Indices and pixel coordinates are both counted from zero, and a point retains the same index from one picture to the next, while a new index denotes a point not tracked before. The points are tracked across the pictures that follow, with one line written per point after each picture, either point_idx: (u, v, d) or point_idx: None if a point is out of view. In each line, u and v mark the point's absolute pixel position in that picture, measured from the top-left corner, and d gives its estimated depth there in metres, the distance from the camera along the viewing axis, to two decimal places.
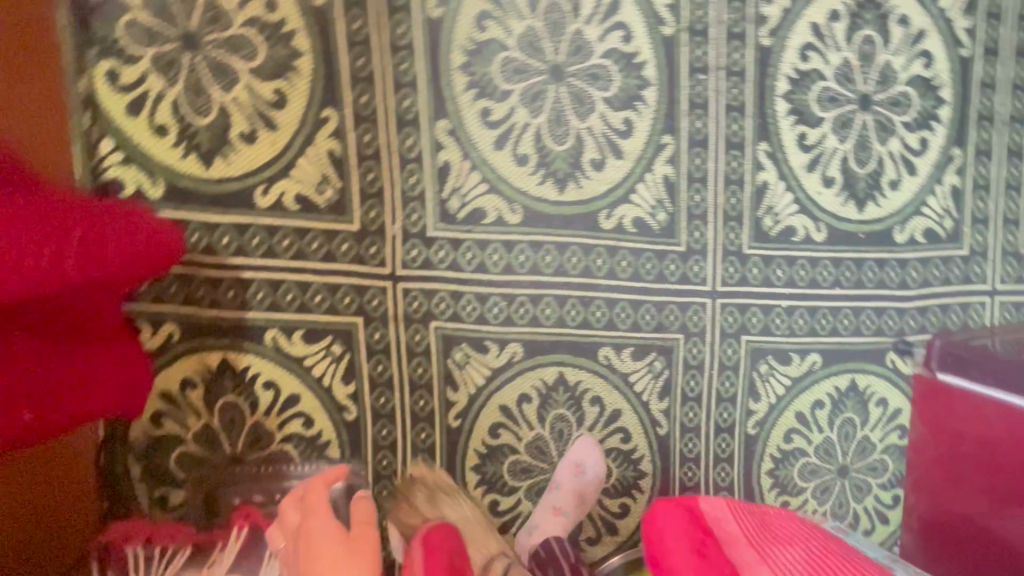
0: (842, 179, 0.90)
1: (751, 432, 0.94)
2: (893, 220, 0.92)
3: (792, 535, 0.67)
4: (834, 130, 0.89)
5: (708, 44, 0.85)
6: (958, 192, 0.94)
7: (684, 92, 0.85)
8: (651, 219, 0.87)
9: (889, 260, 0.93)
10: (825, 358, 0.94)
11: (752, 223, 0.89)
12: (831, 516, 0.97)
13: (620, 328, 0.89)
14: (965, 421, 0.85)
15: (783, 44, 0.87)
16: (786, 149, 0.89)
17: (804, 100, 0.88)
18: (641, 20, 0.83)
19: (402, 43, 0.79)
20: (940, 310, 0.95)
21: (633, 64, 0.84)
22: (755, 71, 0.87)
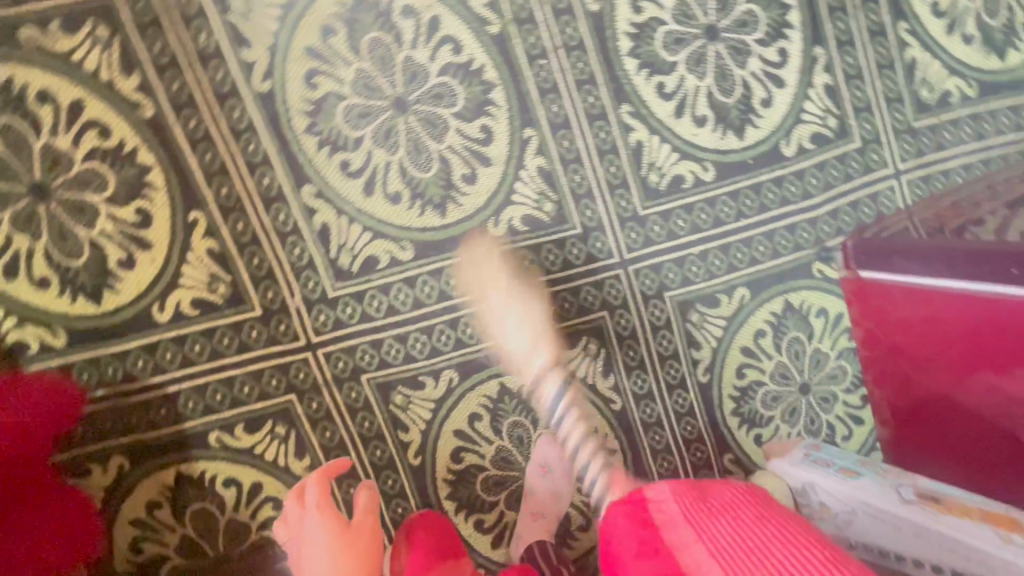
0: (713, 114, 0.90)
1: (703, 379, 0.95)
2: (777, 136, 0.92)
3: (726, 503, 0.58)
4: (689, 70, 0.88)
5: (538, 27, 0.84)
6: (833, 89, 0.93)
7: (530, 82, 0.85)
8: (539, 212, 0.88)
9: (785, 175, 0.93)
10: (753, 288, 0.94)
11: (638, 184, 0.90)
12: (805, 434, 0.98)
13: (543, 323, 0.90)
14: (901, 309, 0.82)
15: (612, 3, 0.86)
16: (648, 103, 0.88)
17: (651, 50, 0.87)
18: (465, 26, 0.83)
19: (241, 126, 0.80)
20: (850, 208, 0.95)
21: (471, 72, 0.84)
22: (593, 39, 0.86)
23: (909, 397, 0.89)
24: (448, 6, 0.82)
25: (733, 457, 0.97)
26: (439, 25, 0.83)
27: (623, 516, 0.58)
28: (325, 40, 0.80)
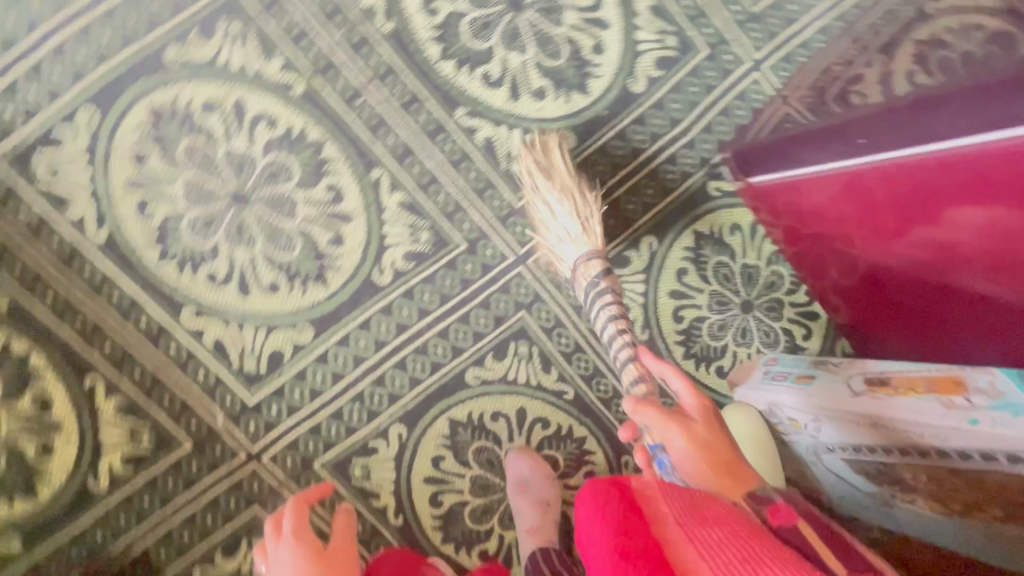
0: (549, 82, 0.86)
1: (644, 337, 0.93)
2: (622, 77, 0.88)
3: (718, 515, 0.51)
4: (508, 49, 0.85)
5: (342, 70, 0.82)
6: (659, 9, 0.89)
7: (356, 124, 0.83)
8: (418, 244, 0.86)
9: (645, 111, 0.90)
10: (657, 232, 0.92)
11: (504, 179, 0.87)
12: (765, 349, 0.96)
13: (466, 347, 0.89)
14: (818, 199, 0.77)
15: (405, 16, 0.83)
16: (481, 98, 0.85)
17: (462, 46, 0.84)
18: (271, 99, 0.81)
19: (97, 280, 0.79)
20: (723, 117, 0.92)
21: (295, 139, 0.82)
22: (400, 58, 0.83)
23: (854, 287, 0.84)
24: (245, 86, 0.80)
25: (703, 398, 0.96)
26: (246, 108, 0.81)
27: (598, 501, 0.49)
28: (142, 167, 0.79)
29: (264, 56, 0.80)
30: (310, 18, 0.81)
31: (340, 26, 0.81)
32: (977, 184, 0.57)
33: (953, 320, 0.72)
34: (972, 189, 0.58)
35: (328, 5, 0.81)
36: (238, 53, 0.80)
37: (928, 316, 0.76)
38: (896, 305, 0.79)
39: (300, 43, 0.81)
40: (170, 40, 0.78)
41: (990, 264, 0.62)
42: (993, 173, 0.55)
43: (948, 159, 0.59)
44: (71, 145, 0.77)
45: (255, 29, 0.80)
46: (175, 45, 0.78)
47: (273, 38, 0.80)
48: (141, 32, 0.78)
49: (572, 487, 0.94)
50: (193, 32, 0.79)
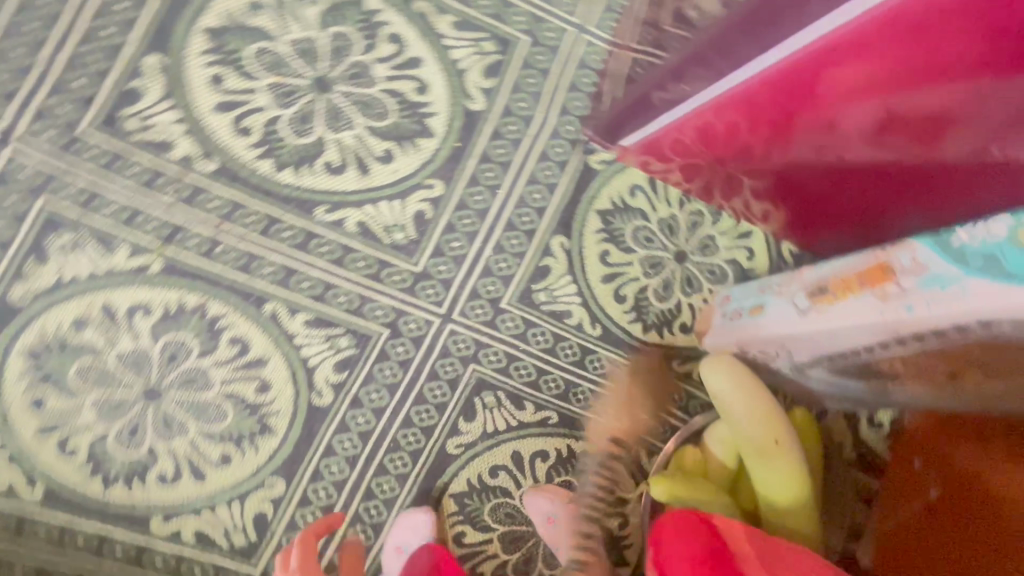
0: (390, 142, 0.83)
1: (598, 331, 0.90)
2: (457, 103, 0.85)
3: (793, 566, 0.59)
4: (335, 130, 0.82)
5: (188, 228, 0.79)
6: (462, 20, 0.85)
7: (227, 270, 0.80)
8: (342, 351, 0.83)
9: (495, 123, 0.86)
10: (562, 228, 0.89)
11: (393, 251, 0.85)
12: (716, 286, 0.93)
13: (434, 423, 0.86)
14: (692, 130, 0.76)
15: (222, 148, 0.80)
16: (333, 188, 0.82)
17: (291, 149, 0.81)
18: (133, 287, 0.78)
19: (57, 533, 0.77)
20: (572, 92, 0.88)
21: (176, 313, 0.79)
22: (237, 189, 0.80)
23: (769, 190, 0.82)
24: (103, 287, 0.77)
25: (681, 360, 0.93)
26: (114, 307, 0.78)
27: (683, 523, 0.60)
28: (45, 409, 0.77)
29: (107, 250, 0.77)
30: (133, 194, 0.78)
31: (165, 188, 0.78)
32: (818, 69, 0.55)
33: (871, 188, 0.70)
34: (816, 75, 0.56)
35: (144, 174, 0.78)
36: (81, 260, 0.77)
37: (848, 192, 0.73)
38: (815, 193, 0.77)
39: (135, 222, 0.78)
40: (11, 280, 0.76)
41: (873, 130, 0.59)
42: (827, 52, 0.52)
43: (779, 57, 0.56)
44: None
45: (85, 230, 0.77)
46: (18, 282, 0.76)
47: (106, 230, 0.77)
48: None
49: None
50: (28, 262, 0.76)
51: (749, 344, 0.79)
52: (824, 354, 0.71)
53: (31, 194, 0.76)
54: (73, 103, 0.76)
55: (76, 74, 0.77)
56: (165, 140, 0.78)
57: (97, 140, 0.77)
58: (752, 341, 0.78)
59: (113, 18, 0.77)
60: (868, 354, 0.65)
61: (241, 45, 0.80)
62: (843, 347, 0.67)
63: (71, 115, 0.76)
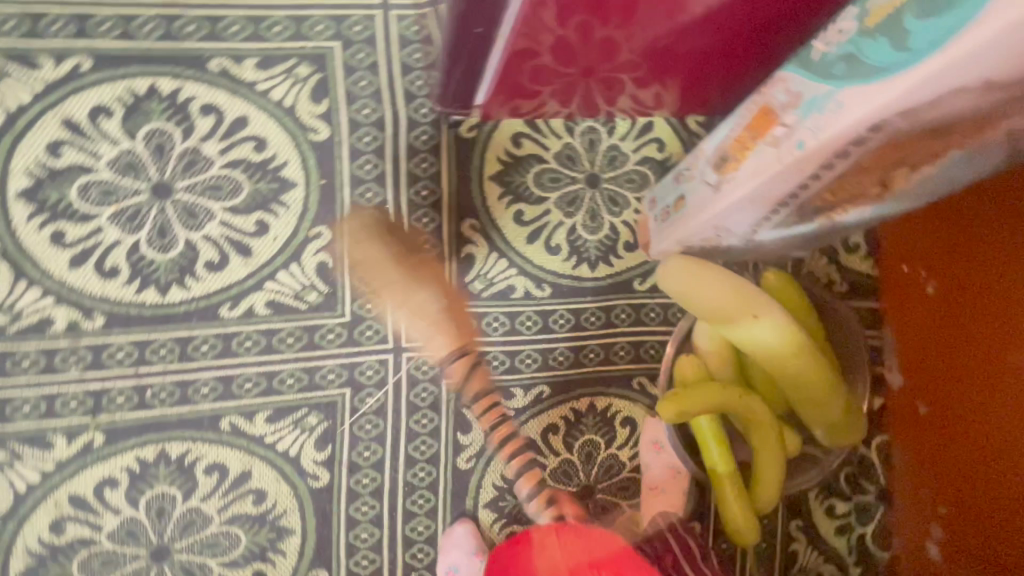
0: (257, 212, 0.79)
1: (548, 291, 0.87)
2: (302, 142, 0.80)
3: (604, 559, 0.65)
4: (198, 228, 0.77)
5: (108, 389, 0.76)
6: (265, 57, 0.79)
7: (167, 409, 0.77)
8: (315, 429, 0.81)
9: (349, 142, 0.81)
10: (466, 211, 0.85)
11: (315, 314, 0.81)
12: (641, 193, 0.89)
13: (436, 450, 0.84)
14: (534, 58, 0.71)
15: (99, 299, 0.75)
16: (225, 283, 0.78)
17: (165, 266, 0.77)
18: (88, 469, 0.76)
19: None
20: (409, 73, 0.82)
21: (140, 471, 0.77)
22: (135, 330, 0.76)
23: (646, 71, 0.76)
24: (59, 482, 0.75)
25: (641, 278, 0.89)
26: (80, 494, 0.76)
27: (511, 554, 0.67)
28: None
29: (45, 447, 0.75)
30: (39, 384, 0.74)
31: (66, 363, 0.75)
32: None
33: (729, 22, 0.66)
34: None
35: (38, 360, 0.74)
36: (26, 468, 0.74)
37: (711, 37, 0.69)
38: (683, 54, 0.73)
39: (56, 407, 0.75)
40: None
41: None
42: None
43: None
44: None
45: (15, 438, 0.74)
46: None
47: (33, 429, 0.74)
48: None
49: (625, 444, 0.90)
50: None
51: (687, 239, 0.75)
52: (757, 218, 0.67)
53: None
54: None
55: None
56: (40, 318, 0.74)
57: None
58: (690, 235, 0.74)
59: None
60: (796, 202, 0.61)
61: (62, 191, 0.75)
62: (769, 206, 0.63)
63: None
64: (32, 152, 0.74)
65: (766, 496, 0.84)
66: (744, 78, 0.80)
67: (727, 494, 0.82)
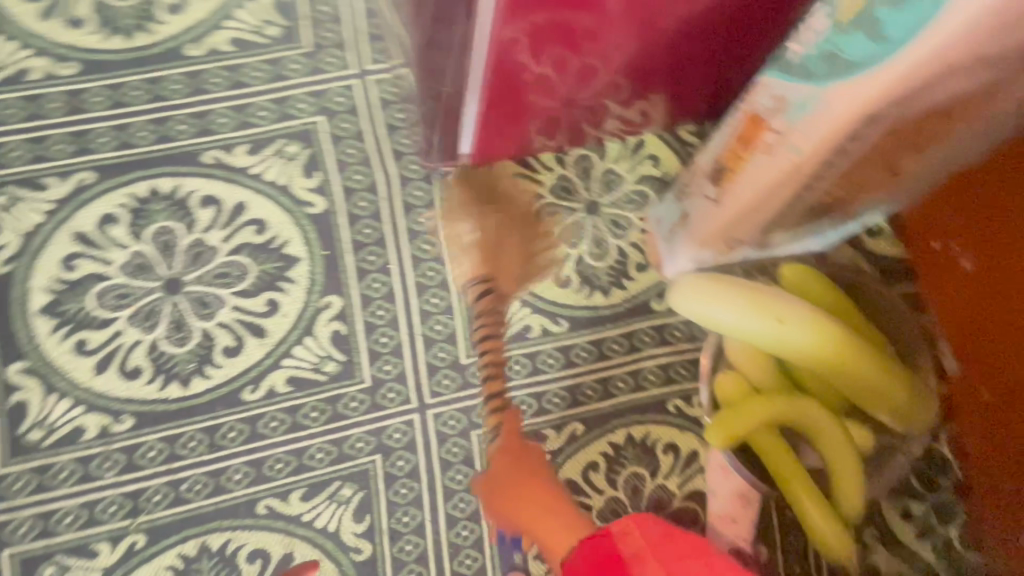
0: (266, 292, 0.80)
1: (565, 325, 0.85)
2: (302, 217, 0.81)
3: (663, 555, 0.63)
4: (211, 316, 0.79)
5: (144, 489, 0.76)
6: (254, 142, 0.81)
7: (203, 501, 0.77)
8: (351, 501, 0.79)
9: (346, 210, 0.82)
10: (470, 257, 0.84)
11: (336, 383, 0.80)
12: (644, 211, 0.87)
13: (476, 505, 0.82)
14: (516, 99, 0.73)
15: (126, 400, 0.77)
16: (244, 366, 0.79)
17: (185, 360, 0.78)
18: (133, 572, 0.75)
19: None
20: (395, 134, 0.83)
21: (184, 568, 0.76)
22: (164, 425, 0.77)
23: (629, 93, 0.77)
24: None
25: (659, 297, 0.86)
26: None
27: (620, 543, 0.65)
28: None
29: (88, 555, 0.75)
30: (77, 493, 0.75)
31: (101, 469, 0.76)
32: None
33: (699, 21, 0.66)
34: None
35: (75, 469, 0.75)
36: None
37: (685, 40, 0.70)
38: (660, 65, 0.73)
39: (96, 514, 0.75)
40: None
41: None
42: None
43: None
44: None
45: (59, 551, 0.74)
46: None
47: (77, 540, 0.75)
48: None
49: (671, 472, 0.86)
50: None
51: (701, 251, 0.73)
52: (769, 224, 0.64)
53: None
54: None
55: None
56: (73, 429, 0.76)
57: (15, 469, 0.74)
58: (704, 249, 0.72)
59: None
60: (806, 202, 0.59)
61: (81, 302, 0.77)
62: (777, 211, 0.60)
63: None
64: (48, 269, 0.77)
65: (844, 499, 0.78)
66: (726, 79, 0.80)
67: (801, 509, 0.77)
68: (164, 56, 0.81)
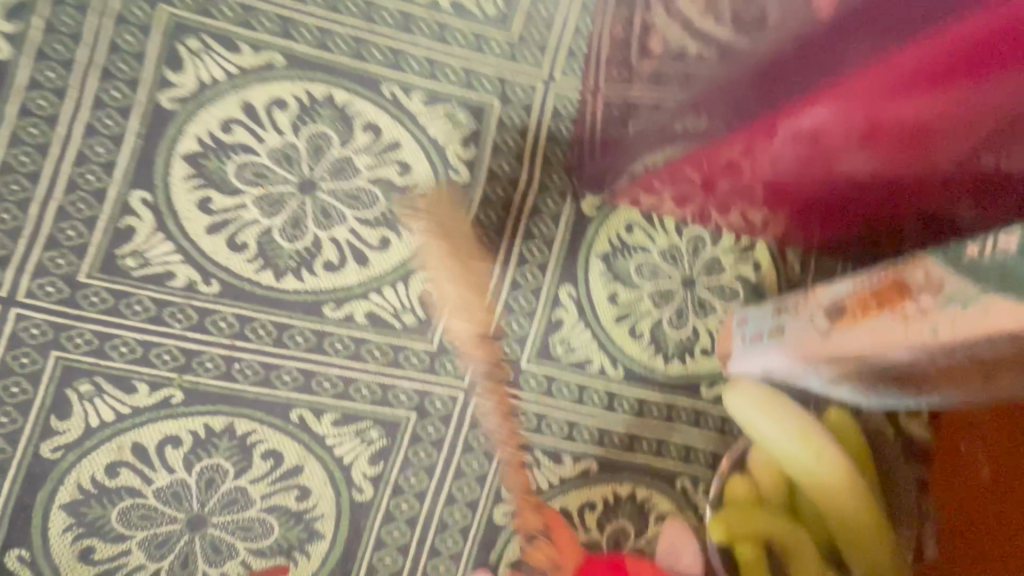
0: (385, 228, 0.84)
1: (622, 372, 0.90)
2: (442, 176, 0.86)
3: None
4: (328, 227, 0.83)
5: (202, 352, 0.79)
6: (432, 95, 0.86)
7: (248, 387, 0.80)
8: (375, 443, 0.83)
9: (484, 189, 0.87)
10: (568, 278, 0.89)
11: (406, 334, 0.85)
12: (729, 305, 0.93)
13: (478, 495, 0.86)
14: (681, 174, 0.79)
15: (221, 267, 0.80)
16: (335, 285, 0.83)
17: (288, 255, 0.81)
18: (159, 422, 0.78)
19: None
20: (552, 145, 0.89)
21: (205, 438, 0.79)
22: (244, 304, 0.80)
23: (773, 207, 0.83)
24: (129, 426, 0.78)
25: (709, 383, 0.93)
26: (144, 445, 0.78)
27: None
28: (94, 560, 0.77)
29: (128, 390, 0.78)
30: (143, 330, 0.78)
31: (173, 318, 0.79)
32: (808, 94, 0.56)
33: (869, 192, 0.72)
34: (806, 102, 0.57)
35: (149, 308, 0.78)
36: (102, 407, 0.77)
37: (847, 197, 0.75)
38: (814, 199, 0.79)
39: (150, 356, 0.78)
40: (37, 439, 0.76)
41: (865, 137, 0.61)
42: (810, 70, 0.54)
43: (766, 79, 0.58)
44: None
45: (103, 375, 0.77)
46: (46, 439, 0.76)
47: (123, 371, 0.78)
48: (6, 452, 0.75)
49: (654, 541, 0.91)
50: (51, 419, 0.76)
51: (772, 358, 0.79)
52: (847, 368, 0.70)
53: (43, 352, 0.76)
54: (65, 251, 0.77)
55: (65, 225, 0.77)
56: (164, 272, 0.79)
57: (98, 285, 0.77)
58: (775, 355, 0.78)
59: (91, 162, 0.77)
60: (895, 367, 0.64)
61: (222, 164, 0.81)
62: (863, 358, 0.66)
63: (69, 266, 0.77)
64: (208, 122, 0.80)
65: None
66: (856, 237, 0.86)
67: None
68: None
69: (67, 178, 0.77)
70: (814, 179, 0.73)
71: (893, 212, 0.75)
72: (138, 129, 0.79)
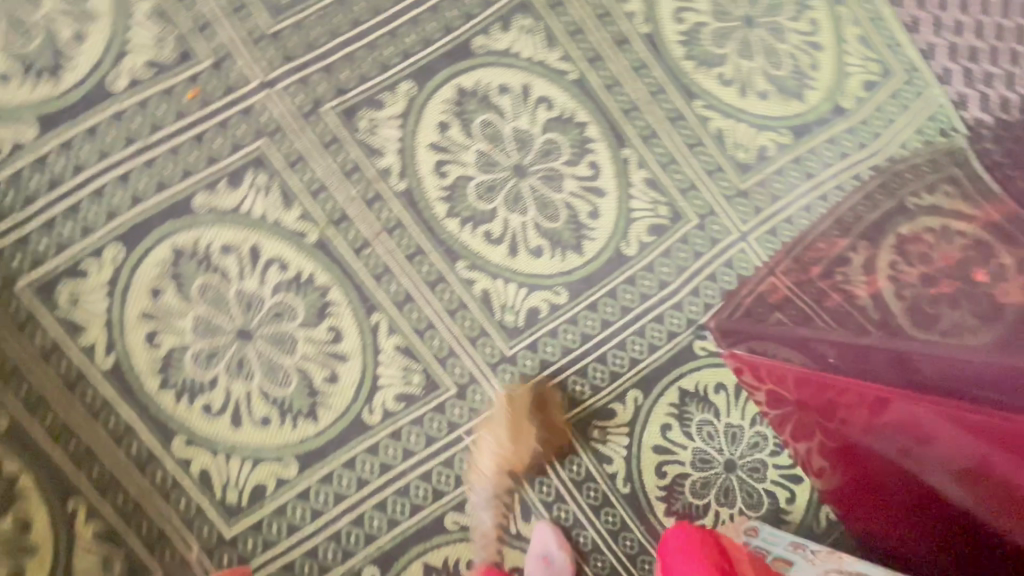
0: (547, 241, 0.92)
1: (626, 491, 0.93)
2: (615, 239, 0.94)
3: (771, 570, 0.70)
4: (509, 209, 0.92)
5: (354, 222, 0.88)
6: (654, 180, 0.96)
7: (362, 271, 0.88)
8: (409, 386, 0.89)
9: (637, 272, 0.94)
10: (644, 386, 0.94)
11: (497, 328, 0.91)
12: (747, 510, 0.95)
13: (448, 491, 0.89)
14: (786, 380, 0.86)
15: (417, 177, 0.90)
16: (480, 252, 0.91)
17: (468, 206, 0.91)
18: (284, 244, 0.87)
19: (96, 405, 0.82)
20: (710, 281, 0.96)
21: (302, 282, 0.87)
22: (409, 213, 0.90)
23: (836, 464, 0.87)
24: (263, 231, 0.86)
25: None
26: (260, 251, 0.86)
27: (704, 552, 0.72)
28: (156, 301, 0.84)
29: (285, 206, 0.87)
30: (332, 174, 0.88)
31: (357, 183, 0.88)
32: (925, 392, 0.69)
33: (932, 512, 0.74)
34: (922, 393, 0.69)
35: (348, 164, 0.88)
36: (260, 202, 0.87)
37: (907, 500, 0.77)
38: (880, 495, 0.81)
39: (319, 196, 0.88)
40: (200, 187, 0.85)
41: (963, 471, 0.65)
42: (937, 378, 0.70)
43: (908, 372, 0.73)
44: (94, 277, 0.83)
45: (279, 181, 0.87)
46: (205, 193, 0.85)
47: (293, 190, 0.87)
48: (174, 179, 0.85)
49: None
50: (221, 183, 0.86)
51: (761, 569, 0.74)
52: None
53: (257, 134, 0.87)
54: (331, 81, 0.89)
55: (345, 66, 0.89)
56: (378, 148, 0.89)
57: (330, 121, 0.88)
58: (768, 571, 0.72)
59: (397, 42, 0.91)
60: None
61: (477, 110, 0.92)
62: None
63: (324, 93, 0.89)
64: (491, 76, 0.93)
65: None
66: (892, 541, 0.85)
67: None
68: (686, 84, 0.97)
69: (374, 38, 0.90)
70: (892, 475, 0.76)
71: (943, 544, 0.75)
72: (445, 45, 0.92)
